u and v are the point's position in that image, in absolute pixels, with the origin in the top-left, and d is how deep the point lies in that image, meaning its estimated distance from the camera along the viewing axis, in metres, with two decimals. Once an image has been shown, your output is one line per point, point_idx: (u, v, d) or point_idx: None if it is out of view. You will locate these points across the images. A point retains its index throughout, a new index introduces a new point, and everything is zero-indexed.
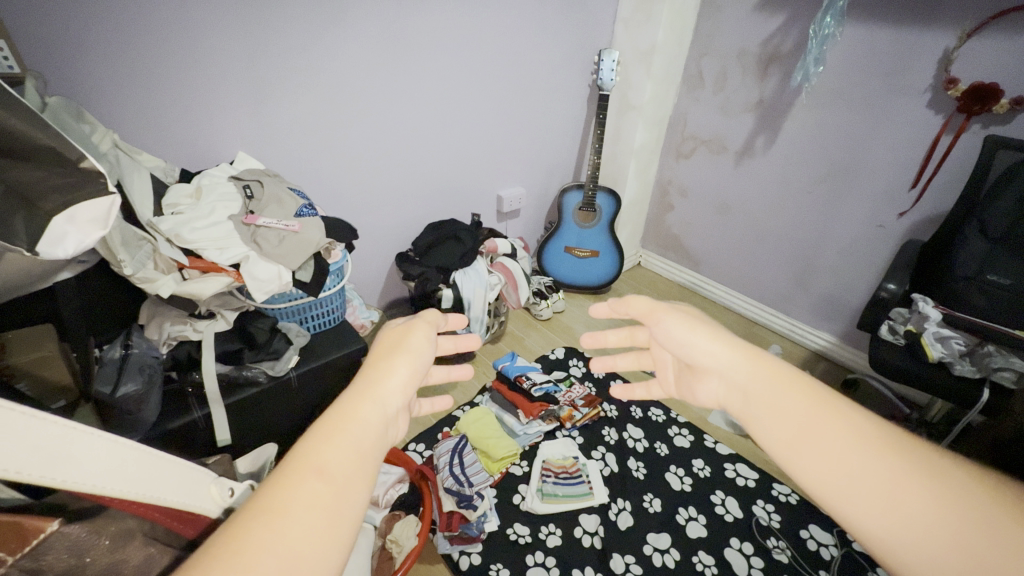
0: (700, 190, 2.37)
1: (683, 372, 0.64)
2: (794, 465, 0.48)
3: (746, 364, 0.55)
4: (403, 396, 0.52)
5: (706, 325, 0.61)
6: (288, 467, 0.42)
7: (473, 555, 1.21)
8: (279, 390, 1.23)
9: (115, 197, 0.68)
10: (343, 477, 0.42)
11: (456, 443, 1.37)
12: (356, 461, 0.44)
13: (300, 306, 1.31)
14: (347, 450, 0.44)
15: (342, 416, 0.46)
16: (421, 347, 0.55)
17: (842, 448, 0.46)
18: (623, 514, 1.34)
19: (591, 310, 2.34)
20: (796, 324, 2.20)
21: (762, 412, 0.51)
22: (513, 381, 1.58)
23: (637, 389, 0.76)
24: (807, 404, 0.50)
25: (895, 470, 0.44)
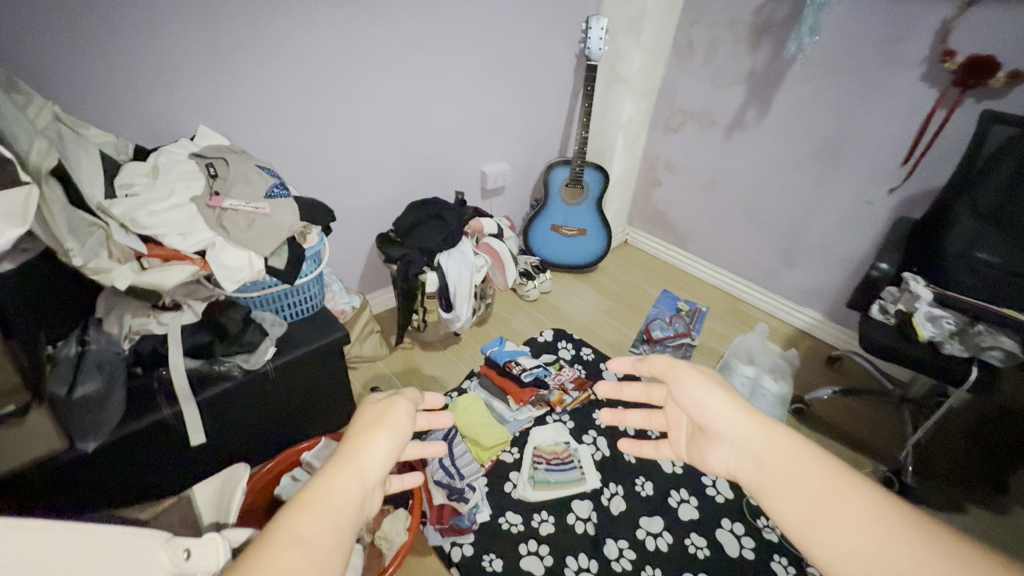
0: (689, 166, 2.31)
1: (696, 435, 0.65)
2: (812, 538, 0.48)
3: (761, 435, 0.57)
4: (380, 468, 0.60)
5: (723, 389, 0.62)
6: (280, 529, 0.50)
7: (464, 546, 1.18)
8: (257, 384, 1.16)
9: (29, 188, 0.70)
10: (319, 541, 0.51)
11: (446, 433, 1.33)
12: (332, 530, 0.52)
13: (273, 294, 1.23)
14: (331, 518, 0.53)
15: (329, 484, 0.55)
16: (404, 419, 0.66)
17: (853, 522, 0.46)
18: (616, 498, 1.33)
19: (579, 289, 2.30)
20: (783, 301, 2.20)
21: (779, 486, 0.52)
22: (502, 367, 1.53)
23: (646, 447, 0.74)
24: (820, 477, 0.51)
25: (918, 550, 0.43)
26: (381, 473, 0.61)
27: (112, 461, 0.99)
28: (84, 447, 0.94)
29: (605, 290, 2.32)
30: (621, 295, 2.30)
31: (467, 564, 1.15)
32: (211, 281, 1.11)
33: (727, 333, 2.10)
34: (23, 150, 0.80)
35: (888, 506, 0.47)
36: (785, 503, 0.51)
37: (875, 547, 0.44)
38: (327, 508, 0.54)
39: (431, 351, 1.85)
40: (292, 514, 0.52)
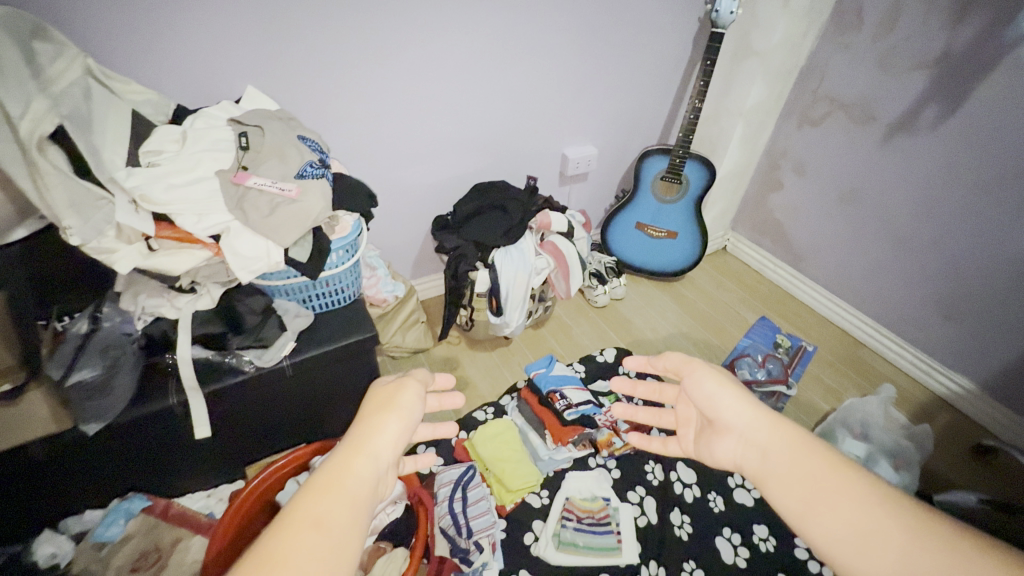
0: (824, 169, 1.85)
1: (705, 429, 0.69)
2: (809, 520, 0.53)
3: (768, 428, 0.61)
4: (391, 451, 0.64)
5: (735, 386, 0.66)
6: (292, 517, 0.54)
7: None
8: (269, 380, 1.06)
9: None
10: (331, 535, 0.53)
11: (466, 471, 1.18)
12: (346, 516, 0.56)
13: (301, 285, 1.12)
14: (347, 500, 0.57)
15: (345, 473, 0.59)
16: (414, 404, 0.70)
17: (845, 505, 0.51)
18: None
19: (657, 300, 2.00)
20: (922, 357, 1.72)
21: (780, 476, 0.57)
22: (544, 396, 1.31)
23: (654, 443, 0.78)
24: (821, 469, 0.55)
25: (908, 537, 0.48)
26: (392, 455, 0.65)
27: (116, 443, 0.95)
28: (87, 430, 0.87)
29: (688, 306, 1.99)
30: (706, 315, 1.95)
31: None
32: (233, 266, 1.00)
33: (836, 385, 1.70)
34: (14, 113, 0.72)
35: (876, 493, 0.52)
36: (787, 494, 0.55)
37: (862, 525, 0.49)
38: (342, 491, 0.58)
39: (477, 351, 1.70)
40: (307, 507, 0.55)
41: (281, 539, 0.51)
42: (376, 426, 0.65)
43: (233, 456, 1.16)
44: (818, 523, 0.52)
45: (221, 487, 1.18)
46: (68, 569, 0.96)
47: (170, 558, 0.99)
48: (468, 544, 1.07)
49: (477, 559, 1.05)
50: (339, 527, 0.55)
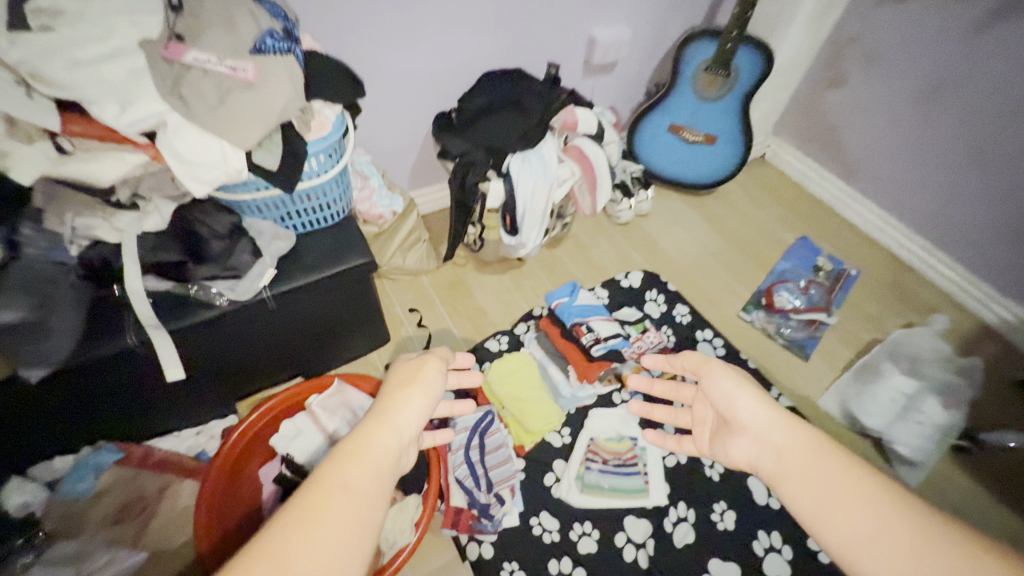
0: (903, 59, 1.53)
1: (721, 429, 0.71)
2: (817, 519, 0.54)
3: (782, 428, 0.62)
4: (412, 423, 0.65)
5: (750, 388, 0.68)
6: (324, 483, 0.55)
7: (484, 545, 0.98)
8: (246, 313, 0.89)
9: None
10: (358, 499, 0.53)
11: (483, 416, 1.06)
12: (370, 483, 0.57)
13: (275, 200, 0.91)
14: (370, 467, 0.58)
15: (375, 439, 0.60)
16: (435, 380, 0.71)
17: (853, 505, 0.52)
18: (684, 528, 1.03)
19: (686, 216, 1.78)
20: (976, 284, 1.56)
21: (791, 475, 0.58)
22: (568, 329, 1.15)
23: (671, 439, 0.80)
24: (833, 470, 0.56)
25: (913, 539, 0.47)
26: (414, 429, 0.65)
27: (72, 391, 0.80)
28: (30, 377, 0.72)
29: (720, 223, 1.78)
30: (741, 233, 1.75)
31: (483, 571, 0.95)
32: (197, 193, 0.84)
33: (879, 312, 1.56)
34: None
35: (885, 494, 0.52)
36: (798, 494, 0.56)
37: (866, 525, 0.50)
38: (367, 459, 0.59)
39: (486, 273, 1.52)
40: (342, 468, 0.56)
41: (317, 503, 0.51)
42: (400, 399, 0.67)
43: (218, 394, 1.03)
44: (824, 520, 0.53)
45: (212, 423, 1.07)
46: (44, 521, 0.86)
47: (158, 505, 0.90)
48: (489, 497, 0.99)
49: (498, 511, 0.98)
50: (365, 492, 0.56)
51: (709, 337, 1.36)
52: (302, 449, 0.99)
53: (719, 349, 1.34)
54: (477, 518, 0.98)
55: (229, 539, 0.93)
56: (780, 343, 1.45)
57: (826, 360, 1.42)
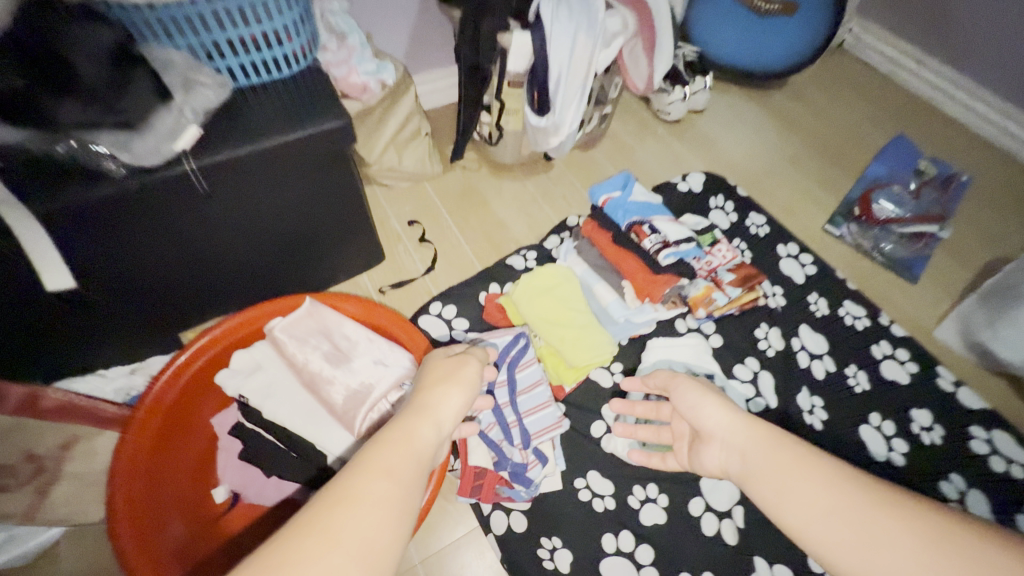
0: None
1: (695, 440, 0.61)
2: (782, 509, 0.47)
3: (744, 427, 0.55)
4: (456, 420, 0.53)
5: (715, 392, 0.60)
6: (354, 466, 0.42)
7: (513, 514, 0.73)
8: (164, 196, 0.62)
9: None
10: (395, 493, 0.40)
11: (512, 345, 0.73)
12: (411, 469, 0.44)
13: (197, 12, 0.61)
14: (411, 455, 0.45)
15: (416, 426, 0.48)
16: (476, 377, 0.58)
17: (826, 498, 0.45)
18: None
19: (750, 114, 1.43)
20: None
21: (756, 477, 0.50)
22: (624, 233, 0.83)
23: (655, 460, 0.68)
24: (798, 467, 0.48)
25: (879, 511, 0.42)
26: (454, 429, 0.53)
27: None
28: None
29: (793, 121, 1.43)
30: (819, 134, 1.40)
31: (514, 549, 0.71)
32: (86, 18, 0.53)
33: (1001, 225, 1.23)
34: None
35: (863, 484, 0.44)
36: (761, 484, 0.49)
37: (834, 502, 0.44)
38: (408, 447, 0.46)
39: (504, 180, 1.21)
40: (376, 452, 0.44)
41: (347, 492, 0.39)
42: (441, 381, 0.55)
43: (153, 318, 0.77)
44: (789, 510, 0.46)
45: (150, 359, 0.83)
46: None
47: (65, 467, 0.66)
48: (525, 455, 0.71)
49: (537, 474, 0.72)
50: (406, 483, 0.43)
51: (794, 253, 1.06)
52: (259, 392, 0.69)
53: (807, 266, 1.04)
54: (507, 482, 0.72)
55: (167, 509, 0.68)
56: (879, 261, 1.14)
57: (939, 283, 1.11)
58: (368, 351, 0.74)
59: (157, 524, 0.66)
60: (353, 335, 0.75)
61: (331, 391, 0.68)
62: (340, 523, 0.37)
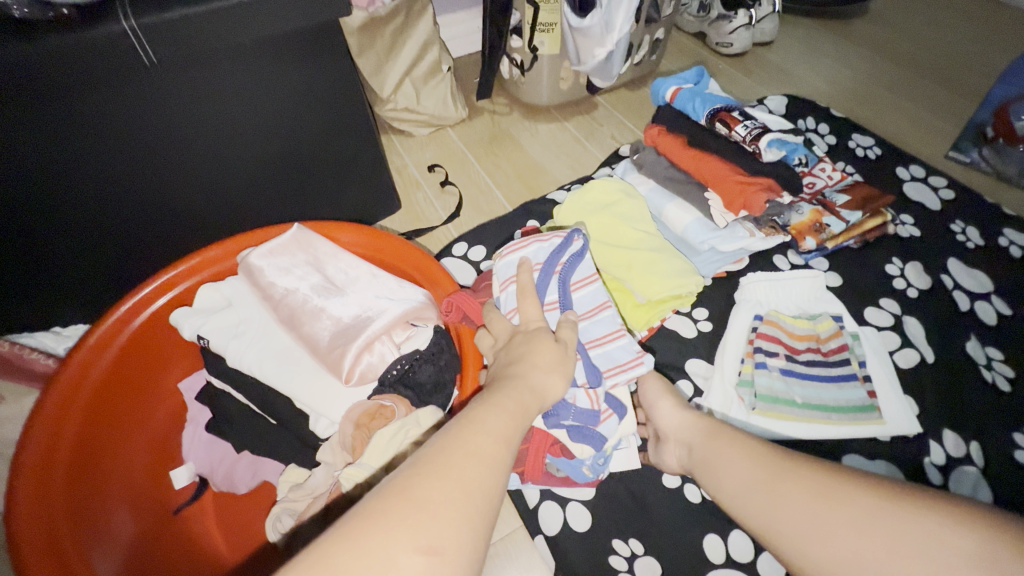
0: None
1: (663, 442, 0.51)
2: (715, 479, 0.43)
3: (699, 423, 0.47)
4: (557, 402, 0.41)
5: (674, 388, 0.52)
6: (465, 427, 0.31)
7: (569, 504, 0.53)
8: (88, 66, 0.46)
9: None
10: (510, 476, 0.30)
11: (562, 248, 0.52)
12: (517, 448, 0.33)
13: None
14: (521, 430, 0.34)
15: (528, 398, 0.36)
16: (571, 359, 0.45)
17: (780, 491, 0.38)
18: (971, 475, 0.53)
19: (828, 43, 1.20)
20: None
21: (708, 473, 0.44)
22: (709, 126, 0.65)
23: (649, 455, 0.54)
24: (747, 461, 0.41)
25: (799, 482, 0.37)
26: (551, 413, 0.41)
27: None
28: None
29: (882, 47, 1.19)
30: (919, 58, 1.16)
31: (575, 554, 0.50)
32: None
33: None
34: None
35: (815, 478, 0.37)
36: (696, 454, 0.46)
37: (760, 472, 0.40)
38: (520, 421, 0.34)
39: (539, 122, 1.03)
40: (489, 412, 0.33)
41: (459, 461, 0.29)
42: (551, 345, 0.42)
43: (106, 263, 0.61)
44: (722, 484, 0.42)
45: None
46: None
47: None
48: (595, 400, 0.48)
49: (609, 434, 0.49)
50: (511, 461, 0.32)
51: (920, 175, 0.81)
52: (225, 330, 0.53)
53: (942, 190, 0.79)
54: (564, 452, 0.51)
55: (100, 500, 0.50)
56: None
57: None
58: (369, 286, 0.55)
59: (79, 518, 0.47)
60: (351, 265, 0.56)
61: (316, 326, 0.51)
62: (460, 505, 0.27)
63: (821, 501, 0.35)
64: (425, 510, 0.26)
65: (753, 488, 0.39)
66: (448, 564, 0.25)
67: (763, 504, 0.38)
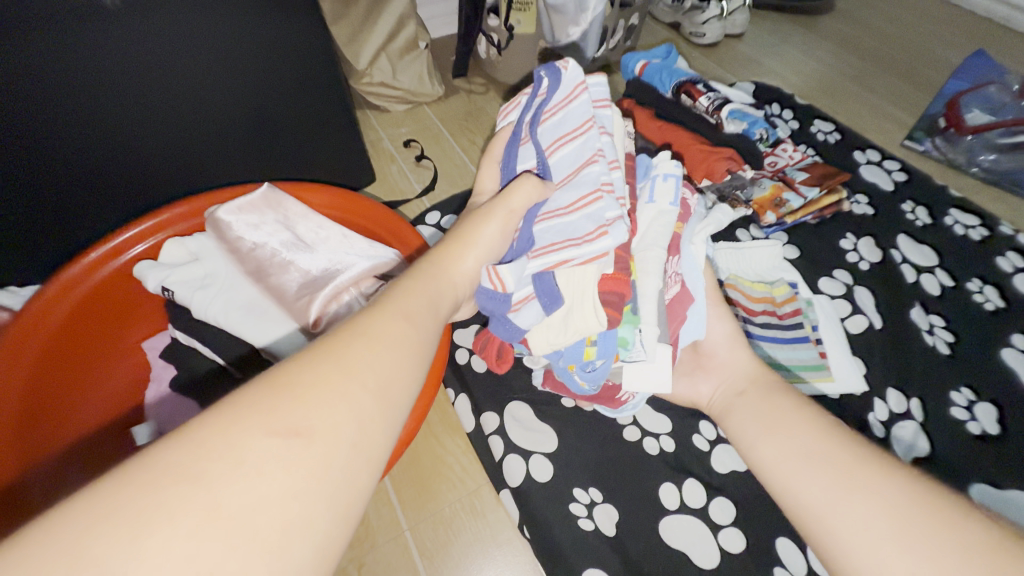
0: None
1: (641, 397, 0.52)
2: (750, 430, 0.46)
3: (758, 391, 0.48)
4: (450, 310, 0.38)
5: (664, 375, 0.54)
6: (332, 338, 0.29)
7: (535, 459, 0.54)
8: (46, 13, 0.45)
9: None
10: (402, 372, 0.29)
11: (532, 103, 0.50)
12: (395, 347, 0.30)
13: None
14: (397, 330, 0.31)
15: (409, 307, 0.34)
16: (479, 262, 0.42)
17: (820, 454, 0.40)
18: (910, 429, 0.57)
19: (797, 38, 1.25)
20: None
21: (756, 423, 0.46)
22: (671, 100, 0.69)
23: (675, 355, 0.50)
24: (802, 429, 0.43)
25: (841, 451, 0.40)
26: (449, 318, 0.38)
27: None
28: None
29: (848, 42, 1.24)
30: (881, 53, 1.21)
31: (540, 505, 0.51)
32: None
33: None
34: None
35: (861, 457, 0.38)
36: (742, 404, 0.48)
37: (802, 439, 0.42)
38: (397, 324, 0.32)
39: None
40: (386, 308, 0.33)
41: (332, 355, 0.28)
42: (474, 235, 0.43)
43: (65, 220, 0.60)
44: (759, 437, 0.45)
45: None
46: None
47: None
48: (498, 282, 0.43)
49: (536, 321, 0.45)
50: (384, 359, 0.29)
51: (876, 159, 0.85)
52: (190, 283, 0.52)
53: (895, 173, 0.83)
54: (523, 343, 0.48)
55: (67, 431, 0.51)
56: (978, 175, 0.92)
57: None
58: (339, 244, 0.55)
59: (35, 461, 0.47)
60: (320, 222, 0.56)
61: (284, 277, 0.52)
62: (308, 409, 0.25)
63: (847, 470, 0.38)
64: (282, 403, 0.25)
65: (798, 446, 0.41)
66: (313, 445, 0.24)
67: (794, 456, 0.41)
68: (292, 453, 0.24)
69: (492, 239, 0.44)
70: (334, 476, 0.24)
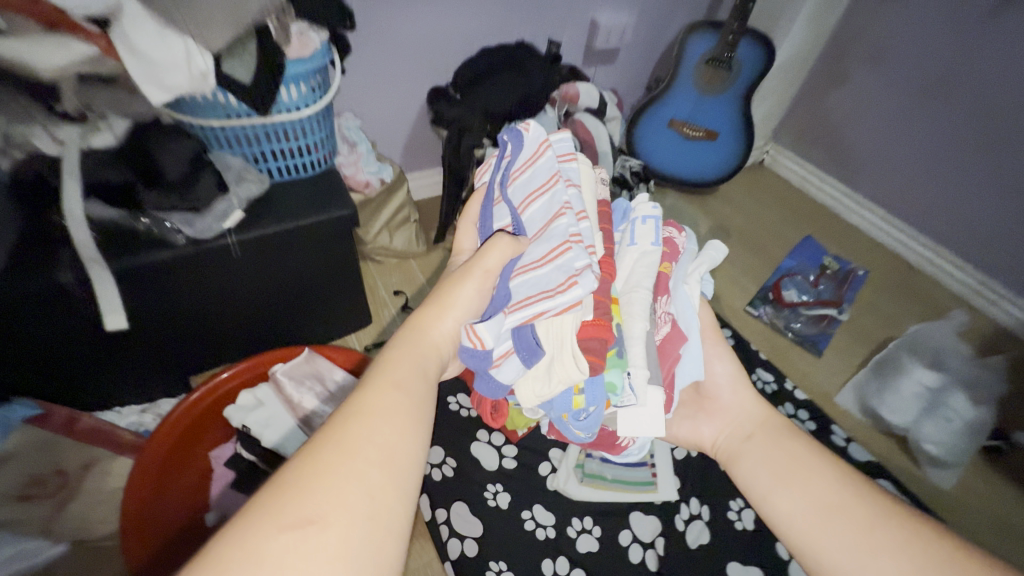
0: (899, 61, 1.50)
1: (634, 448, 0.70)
2: (766, 488, 0.59)
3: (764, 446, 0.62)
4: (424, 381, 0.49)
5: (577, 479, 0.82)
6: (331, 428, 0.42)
7: (467, 541, 0.86)
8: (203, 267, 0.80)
9: None
10: (392, 452, 0.41)
11: (500, 169, 0.68)
12: (378, 434, 0.42)
13: (254, 131, 0.84)
14: (379, 415, 0.43)
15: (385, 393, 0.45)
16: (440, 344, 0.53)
17: (838, 505, 0.53)
18: (700, 526, 0.90)
19: (687, 215, 1.72)
20: (988, 284, 1.48)
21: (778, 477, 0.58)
22: None
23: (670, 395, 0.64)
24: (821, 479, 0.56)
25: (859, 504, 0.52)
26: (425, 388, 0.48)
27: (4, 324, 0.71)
28: None
29: (722, 220, 1.71)
30: (744, 231, 1.68)
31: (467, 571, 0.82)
32: (175, 145, 0.73)
33: (892, 310, 1.46)
34: None
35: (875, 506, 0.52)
36: (752, 452, 0.62)
37: (819, 495, 0.54)
38: (377, 411, 0.43)
39: None
40: (378, 385, 0.46)
41: (326, 456, 0.39)
42: (450, 298, 0.55)
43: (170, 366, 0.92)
44: (776, 494, 0.57)
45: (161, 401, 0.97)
46: None
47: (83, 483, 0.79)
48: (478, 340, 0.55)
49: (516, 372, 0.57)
50: (371, 445, 0.41)
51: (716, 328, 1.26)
52: (260, 422, 0.84)
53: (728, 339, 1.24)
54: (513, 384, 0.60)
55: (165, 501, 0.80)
56: (790, 337, 1.35)
57: (840, 356, 1.32)
58: None
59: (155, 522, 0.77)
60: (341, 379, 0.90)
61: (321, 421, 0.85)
62: (315, 501, 0.37)
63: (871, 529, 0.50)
64: (291, 503, 0.36)
65: (816, 501, 0.54)
66: (321, 529, 0.36)
67: (819, 510, 0.53)
68: (309, 538, 0.35)
69: (467, 299, 0.56)
70: (351, 552, 0.36)
